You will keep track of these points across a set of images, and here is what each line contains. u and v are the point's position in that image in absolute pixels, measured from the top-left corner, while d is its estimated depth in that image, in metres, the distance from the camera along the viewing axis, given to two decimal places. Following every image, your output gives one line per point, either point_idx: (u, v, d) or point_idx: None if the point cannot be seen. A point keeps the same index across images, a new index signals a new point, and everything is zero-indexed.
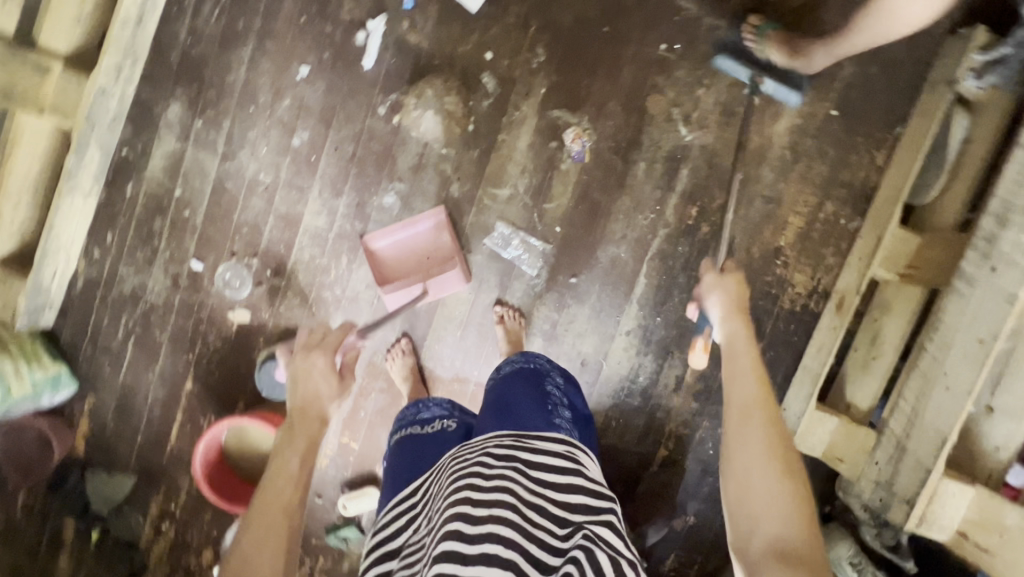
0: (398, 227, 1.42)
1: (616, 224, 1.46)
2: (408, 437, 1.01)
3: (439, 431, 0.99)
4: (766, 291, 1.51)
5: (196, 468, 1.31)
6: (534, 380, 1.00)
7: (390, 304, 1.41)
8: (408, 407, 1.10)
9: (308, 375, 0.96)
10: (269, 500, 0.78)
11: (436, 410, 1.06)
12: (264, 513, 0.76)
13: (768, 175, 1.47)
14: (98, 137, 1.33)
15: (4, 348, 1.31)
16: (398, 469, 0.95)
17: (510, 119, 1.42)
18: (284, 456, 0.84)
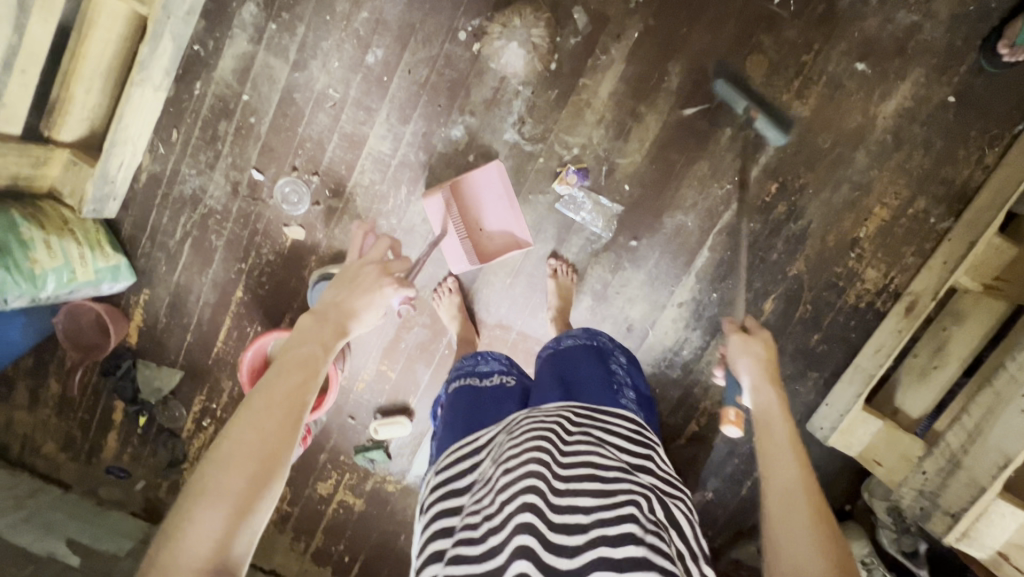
0: (506, 201, 1.37)
1: (688, 191, 1.39)
2: (464, 386, 1.02)
3: (497, 385, 1.01)
4: (832, 283, 1.44)
5: (241, 374, 1.37)
6: (599, 357, 1.01)
7: (428, 201, 1.34)
8: (466, 358, 1.12)
9: (348, 285, 0.95)
10: (281, 381, 0.74)
11: (495, 365, 1.07)
12: (275, 390, 0.73)
13: (863, 159, 1.36)
14: (173, 28, 1.27)
15: (70, 231, 1.32)
16: (456, 413, 0.97)
17: (595, 62, 1.33)
18: (302, 346, 0.81)
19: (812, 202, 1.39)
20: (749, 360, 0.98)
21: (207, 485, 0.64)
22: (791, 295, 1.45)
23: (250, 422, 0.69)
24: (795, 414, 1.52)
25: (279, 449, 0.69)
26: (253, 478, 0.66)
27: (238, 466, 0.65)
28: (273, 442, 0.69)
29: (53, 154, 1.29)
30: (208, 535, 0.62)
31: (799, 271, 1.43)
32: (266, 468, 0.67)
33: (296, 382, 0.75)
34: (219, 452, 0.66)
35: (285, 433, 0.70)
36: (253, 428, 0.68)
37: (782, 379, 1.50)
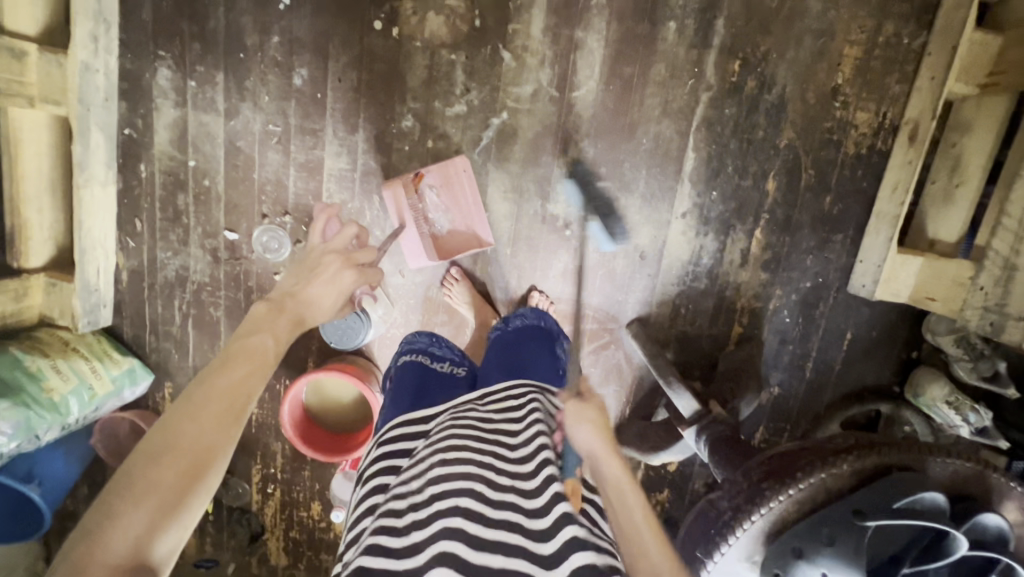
0: (470, 203, 1.37)
1: (654, 99, 1.34)
2: (413, 364, 1.01)
3: (446, 373, 1.01)
4: (827, 139, 1.38)
5: (287, 428, 1.34)
6: (545, 342, 1.09)
7: (391, 196, 1.33)
8: (421, 334, 1.09)
9: (305, 274, 0.94)
10: (227, 375, 0.74)
11: (448, 351, 1.06)
12: (220, 382, 0.73)
13: (816, 5, 1.30)
14: (97, 118, 1.24)
15: (74, 350, 1.31)
16: (401, 394, 0.95)
17: (518, 3, 1.27)
18: (257, 335, 0.81)
19: (779, 67, 1.34)
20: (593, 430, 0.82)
21: (142, 483, 0.64)
22: (789, 167, 1.40)
23: (191, 420, 0.69)
24: (833, 282, 1.48)
25: (213, 443, 0.69)
26: (180, 476, 0.66)
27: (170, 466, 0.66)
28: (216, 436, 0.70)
29: (30, 283, 1.27)
30: (130, 533, 0.62)
31: (790, 139, 1.38)
32: (199, 466, 0.68)
33: (243, 377, 0.75)
34: (153, 445, 0.67)
35: (222, 430, 0.71)
36: (189, 425, 0.69)
37: (809, 253, 1.46)
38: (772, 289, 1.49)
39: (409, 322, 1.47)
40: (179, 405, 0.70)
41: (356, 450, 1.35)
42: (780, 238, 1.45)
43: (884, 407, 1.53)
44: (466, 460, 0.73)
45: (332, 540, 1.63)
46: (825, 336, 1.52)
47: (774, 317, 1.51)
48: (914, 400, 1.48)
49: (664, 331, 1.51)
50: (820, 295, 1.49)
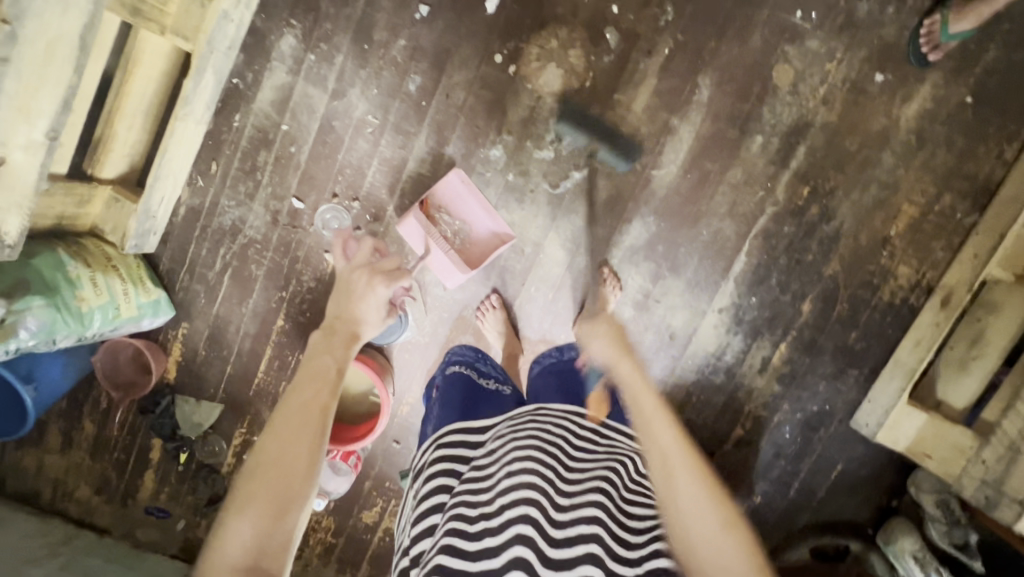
0: (480, 209, 1.41)
1: (724, 198, 1.42)
2: (462, 373, 1.10)
3: (495, 390, 1.08)
4: (867, 281, 1.47)
5: None
6: (599, 373, 1.15)
7: (405, 229, 1.38)
8: (469, 350, 1.20)
9: (341, 293, 1.04)
10: (306, 395, 0.82)
11: (493, 370, 1.16)
12: (301, 400, 0.81)
13: (889, 160, 1.41)
14: (215, 63, 1.27)
15: (114, 268, 1.31)
16: (451, 398, 1.03)
17: (628, 78, 1.37)
18: (321, 357, 0.90)
19: (843, 204, 1.43)
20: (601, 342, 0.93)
21: (246, 493, 0.71)
22: (827, 295, 1.48)
23: (281, 438, 0.76)
24: (838, 412, 1.54)
25: (307, 457, 0.76)
26: (279, 492, 0.72)
27: (269, 481, 0.72)
28: (307, 454, 0.76)
29: (96, 191, 1.28)
30: (244, 538, 0.68)
31: (834, 271, 1.47)
32: (297, 481, 0.73)
33: (318, 400, 0.82)
34: (254, 466, 0.73)
35: (310, 442, 0.77)
36: (281, 441, 0.75)
37: (823, 379, 1.52)
38: (781, 403, 1.54)
39: (437, 334, 1.49)
40: (270, 428, 0.77)
41: (351, 443, 1.34)
42: (801, 357, 1.51)
43: (852, 544, 1.57)
44: (532, 473, 0.78)
45: None
46: (817, 461, 1.57)
47: (776, 429, 1.55)
48: (884, 547, 1.51)
49: (671, 413, 1.56)
50: (823, 421, 1.54)
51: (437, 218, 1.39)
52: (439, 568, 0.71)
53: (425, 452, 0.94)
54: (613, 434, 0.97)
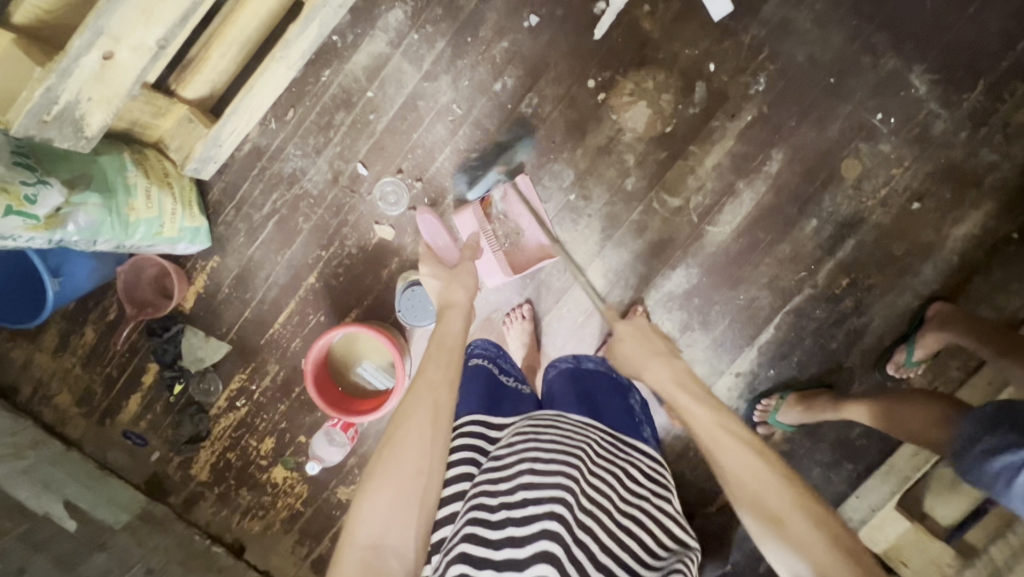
0: (535, 221, 1.40)
1: (768, 269, 1.46)
2: (484, 368, 1.06)
3: (515, 389, 1.07)
4: (882, 382, 1.50)
5: (308, 362, 1.32)
6: (621, 390, 1.11)
7: (461, 219, 1.41)
8: (490, 343, 1.16)
9: (454, 319, 1.05)
10: (417, 404, 0.87)
11: (513, 369, 1.14)
12: (411, 407, 0.87)
13: (929, 273, 1.46)
14: (323, 16, 1.28)
15: (170, 185, 1.30)
16: (473, 391, 1.00)
17: (708, 134, 1.41)
18: (430, 370, 0.92)
19: (876, 303, 1.47)
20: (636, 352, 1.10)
21: (371, 489, 0.81)
22: (841, 385, 1.51)
23: (403, 451, 0.83)
24: (824, 501, 1.55)
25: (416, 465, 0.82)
26: (402, 500, 0.79)
27: (394, 487, 0.80)
28: (427, 459, 0.82)
29: (174, 107, 1.27)
30: (369, 526, 0.79)
31: (853, 363, 1.50)
32: (418, 492, 0.80)
33: (432, 417, 0.86)
34: (378, 468, 0.83)
35: (423, 448, 0.83)
36: (403, 451, 0.83)
37: (818, 465, 1.54)
38: None
39: None
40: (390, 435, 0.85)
41: (354, 416, 1.32)
42: (802, 439, 1.54)
43: None
44: (557, 471, 0.76)
45: (263, 481, 1.57)
46: None
47: None
48: None
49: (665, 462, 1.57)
50: None
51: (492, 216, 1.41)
52: (466, 556, 0.68)
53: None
54: (633, 448, 0.97)
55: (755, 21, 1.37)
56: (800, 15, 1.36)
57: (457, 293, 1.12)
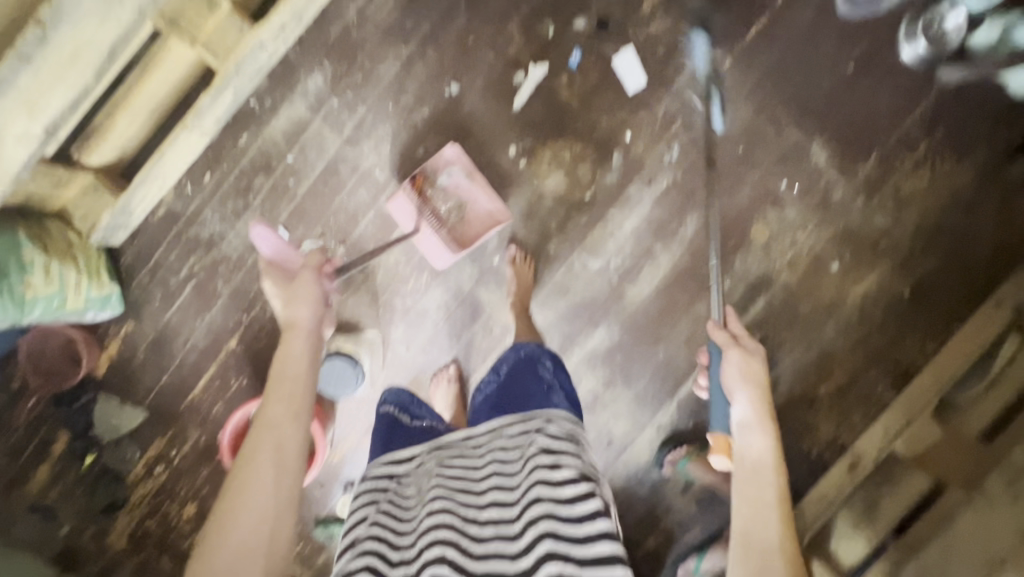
0: (474, 188, 1.39)
1: (686, 327, 1.52)
2: (393, 420, 1.04)
3: (427, 428, 1.02)
4: (791, 429, 1.60)
5: (224, 437, 1.30)
6: (527, 368, 1.05)
7: (395, 207, 1.36)
8: (399, 390, 1.14)
9: (295, 343, 0.94)
10: (261, 447, 0.80)
11: (428, 405, 1.11)
12: (254, 452, 0.79)
13: (830, 329, 1.56)
14: (237, 83, 1.28)
15: (73, 258, 1.25)
16: (392, 442, 0.98)
17: (626, 199, 1.46)
18: (272, 406, 0.84)
19: (785, 356, 1.56)
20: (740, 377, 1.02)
21: (204, 551, 0.73)
22: None
23: (244, 508, 0.75)
24: None
25: (261, 514, 0.76)
26: (247, 555, 0.73)
27: (240, 543, 0.74)
28: (272, 507, 0.77)
29: (75, 176, 1.22)
30: None
31: None
32: (264, 544, 0.75)
33: (278, 462, 0.79)
34: (214, 525, 0.74)
35: (269, 495, 0.77)
36: (247, 505, 0.76)
37: None
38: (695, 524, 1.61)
39: (390, 391, 1.49)
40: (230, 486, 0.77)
41: None
42: None
43: None
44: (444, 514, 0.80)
45: (183, 550, 1.51)
46: None
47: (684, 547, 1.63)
48: None
49: None
50: None
51: (430, 196, 1.38)
52: None
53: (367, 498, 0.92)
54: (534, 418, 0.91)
55: (669, 93, 1.42)
56: (711, 87, 1.43)
57: (301, 311, 0.99)
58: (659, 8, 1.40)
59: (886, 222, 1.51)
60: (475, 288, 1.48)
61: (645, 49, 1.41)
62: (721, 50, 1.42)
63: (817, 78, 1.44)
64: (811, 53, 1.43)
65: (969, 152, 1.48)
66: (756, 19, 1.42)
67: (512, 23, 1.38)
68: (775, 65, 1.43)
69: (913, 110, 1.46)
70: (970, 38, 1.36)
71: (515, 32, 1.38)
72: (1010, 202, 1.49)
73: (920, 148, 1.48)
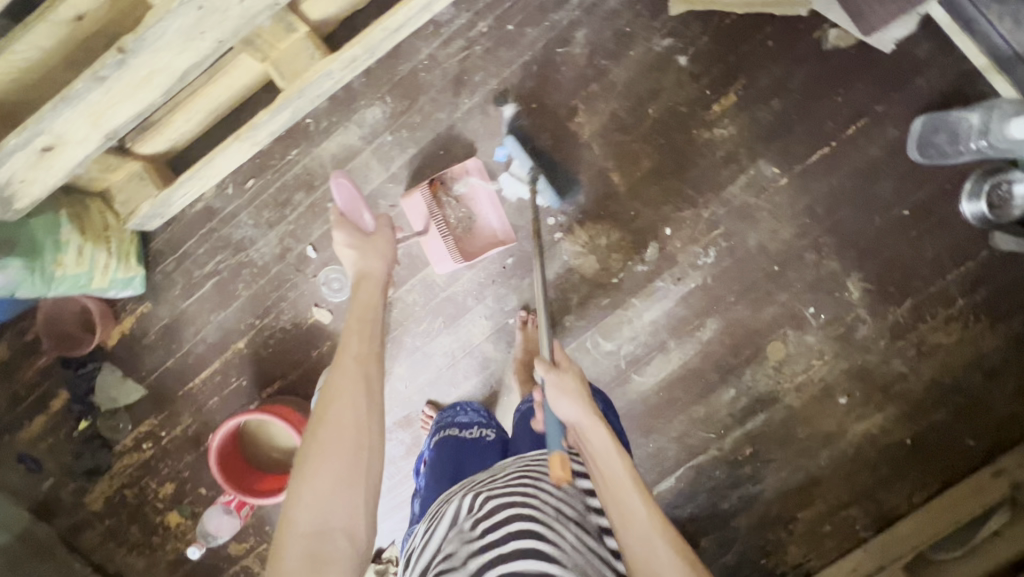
0: (490, 205, 1.40)
1: (680, 425, 1.52)
2: (444, 438, 0.99)
3: (477, 438, 0.98)
4: (762, 545, 1.56)
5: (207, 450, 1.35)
6: None
7: (410, 203, 1.37)
8: (444, 410, 1.10)
9: (367, 291, 1.06)
10: (345, 379, 0.89)
11: (473, 416, 1.06)
12: (340, 384, 0.89)
13: (824, 459, 1.53)
14: (298, 104, 1.29)
15: (107, 240, 1.28)
16: (441, 475, 0.92)
17: (650, 290, 1.45)
18: (349, 348, 0.94)
19: (771, 474, 1.54)
20: (563, 395, 0.86)
21: (305, 468, 0.80)
22: (724, 541, 1.57)
23: (337, 431, 0.83)
24: None
25: (354, 436, 0.84)
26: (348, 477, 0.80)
27: (338, 452, 0.82)
28: (362, 433, 0.85)
29: (125, 164, 1.25)
30: (312, 501, 0.78)
31: (739, 526, 1.56)
32: (358, 462, 0.82)
33: (364, 394, 0.88)
34: (311, 445, 0.82)
35: (358, 421, 0.85)
36: (339, 431, 0.83)
37: None
38: None
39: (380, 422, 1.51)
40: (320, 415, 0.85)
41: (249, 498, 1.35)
42: None
43: None
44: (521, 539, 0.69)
45: (153, 524, 1.56)
46: None
47: None
48: None
49: None
50: None
51: (443, 202, 1.37)
52: None
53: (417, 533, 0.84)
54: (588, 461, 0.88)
55: (716, 197, 1.42)
56: (759, 201, 1.42)
57: (374, 264, 1.11)
58: (727, 113, 1.39)
59: (903, 367, 1.49)
60: (483, 341, 1.48)
61: (702, 150, 1.40)
62: (779, 166, 1.41)
63: (868, 215, 1.42)
64: (868, 188, 1.41)
65: (1005, 319, 1.45)
66: (822, 143, 1.40)
67: (577, 98, 1.39)
68: (827, 193, 1.41)
69: (957, 266, 1.44)
70: None
71: (578, 108, 1.39)
72: None
73: (956, 305, 1.45)
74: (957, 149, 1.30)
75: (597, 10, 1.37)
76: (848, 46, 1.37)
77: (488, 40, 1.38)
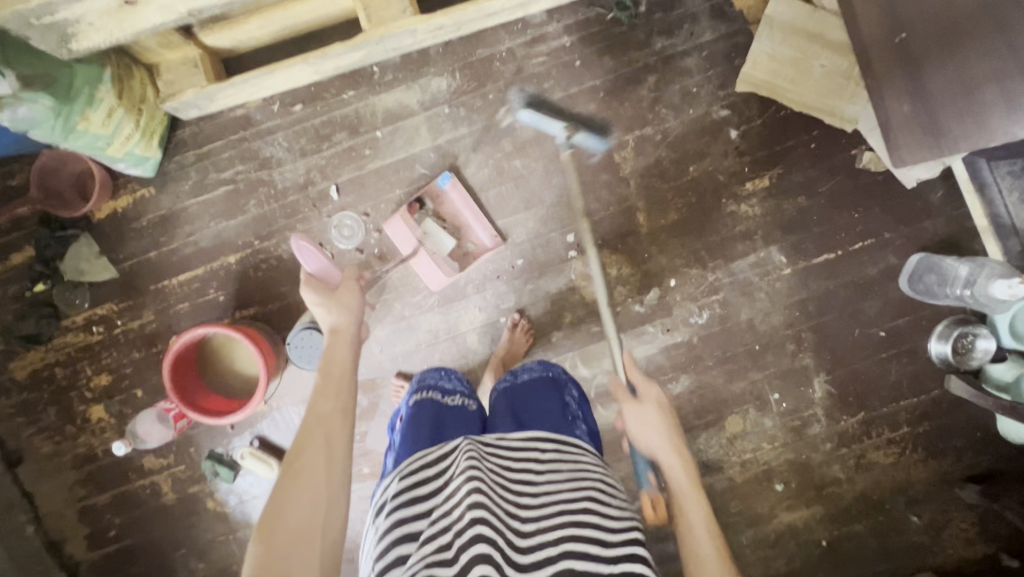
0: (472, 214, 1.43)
1: (627, 467, 1.53)
2: (424, 400, 0.95)
3: (458, 406, 0.96)
4: None
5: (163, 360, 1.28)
6: (554, 389, 0.99)
7: (391, 228, 1.38)
8: (427, 372, 1.05)
9: (340, 343, 1.02)
10: (310, 439, 0.85)
11: (457, 384, 1.02)
12: (305, 441, 0.85)
13: (747, 539, 1.58)
14: (373, 49, 1.31)
15: (139, 112, 1.24)
16: (415, 440, 0.88)
17: (638, 331, 1.50)
18: (321, 402, 0.90)
19: None
20: (646, 429, 1.02)
21: (266, 527, 0.75)
22: None
23: (299, 492, 0.79)
24: None
25: (318, 497, 0.79)
26: (302, 536, 0.75)
27: (301, 515, 0.77)
28: (324, 495, 0.80)
29: (185, 46, 1.22)
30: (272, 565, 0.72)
31: None
32: (319, 525, 0.77)
33: (331, 452, 0.84)
34: (272, 508, 0.77)
35: (322, 482, 0.81)
36: (300, 499, 0.78)
37: None
38: None
39: None
40: (285, 474, 0.80)
41: (193, 411, 1.30)
42: None
43: None
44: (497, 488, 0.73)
45: (74, 412, 1.47)
46: None
47: None
48: None
49: None
50: None
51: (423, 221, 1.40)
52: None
53: (388, 487, 0.82)
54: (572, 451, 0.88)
55: (723, 264, 1.49)
56: (759, 282, 1.50)
57: (344, 317, 1.07)
58: (757, 194, 1.49)
59: (840, 472, 1.57)
60: (469, 331, 1.49)
61: (725, 219, 1.49)
62: (787, 257, 1.50)
63: (849, 324, 1.53)
64: (856, 301, 1.52)
65: (938, 456, 1.56)
66: (828, 248, 1.50)
67: (629, 135, 1.46)
68: (820, 294, 1.52)
69: (911, 395, 1.55)
70: (988, 364, 1.43)
71: (628, 144, 1.46)
72: (950, 519, 1.56)
73: (900, 430, 1.56)
74: (945, 291, 1.44)
75: (673, 63, 1.46)
76: (877, 170, 1.49)
77: (567, 55, 1.44)
